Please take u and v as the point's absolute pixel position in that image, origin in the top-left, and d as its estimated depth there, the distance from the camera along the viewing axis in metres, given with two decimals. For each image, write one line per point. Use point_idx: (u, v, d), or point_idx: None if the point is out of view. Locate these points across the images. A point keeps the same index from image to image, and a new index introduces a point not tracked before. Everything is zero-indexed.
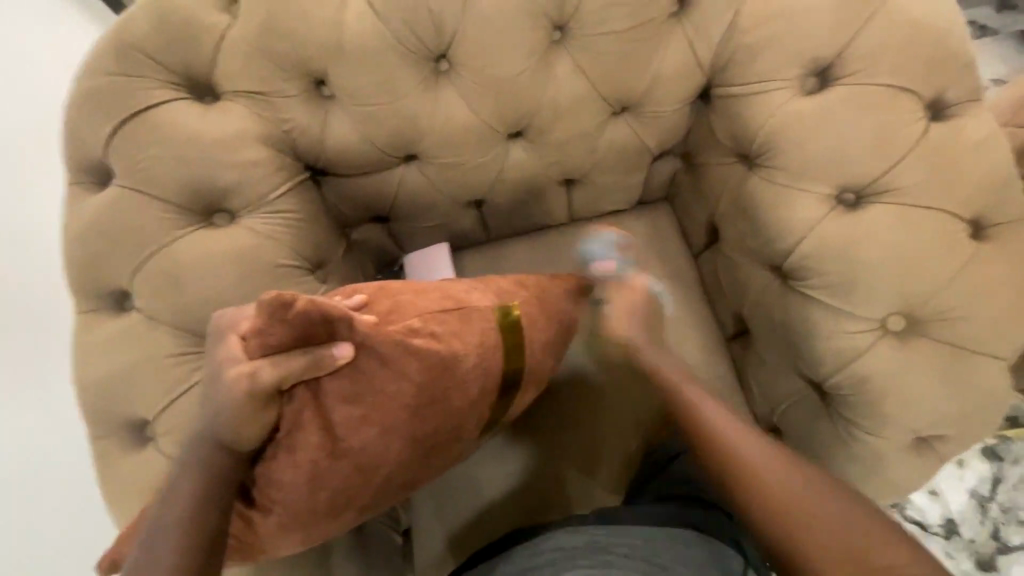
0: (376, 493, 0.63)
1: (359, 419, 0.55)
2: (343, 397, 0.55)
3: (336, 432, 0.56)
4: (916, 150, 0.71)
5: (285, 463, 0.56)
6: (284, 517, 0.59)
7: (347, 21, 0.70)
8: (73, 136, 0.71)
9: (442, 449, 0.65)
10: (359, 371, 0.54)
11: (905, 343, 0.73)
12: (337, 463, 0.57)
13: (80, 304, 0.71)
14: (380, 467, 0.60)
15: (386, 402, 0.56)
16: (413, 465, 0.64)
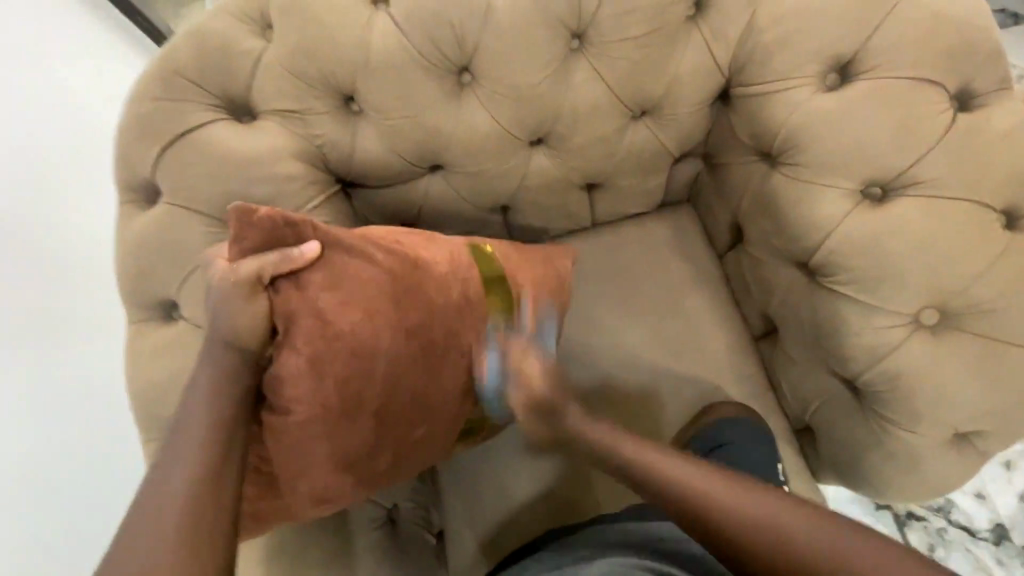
0: (387, 398, 0.63)
1: (346, 301, 0.58)
2: (327, 284, 0.57)
3: (328, 319, 0.57)
4: (943, 142, 0.70)
5: (285, 360, 0.57)
6: (299, 422, 0.58)
7: (373, 40, 0.73)
8: (123, 158, 0.76)
9: (443, 357, 0.66)
10: (329, 261, 0.58)
11: (938, 337, 0.72)
12: (337, 349, 0.57)
13: (131, 315, 0.76)
14: (380, 362, 0.60)
15: (365, 288, 0.59)
16: (421, 372, 0.64)
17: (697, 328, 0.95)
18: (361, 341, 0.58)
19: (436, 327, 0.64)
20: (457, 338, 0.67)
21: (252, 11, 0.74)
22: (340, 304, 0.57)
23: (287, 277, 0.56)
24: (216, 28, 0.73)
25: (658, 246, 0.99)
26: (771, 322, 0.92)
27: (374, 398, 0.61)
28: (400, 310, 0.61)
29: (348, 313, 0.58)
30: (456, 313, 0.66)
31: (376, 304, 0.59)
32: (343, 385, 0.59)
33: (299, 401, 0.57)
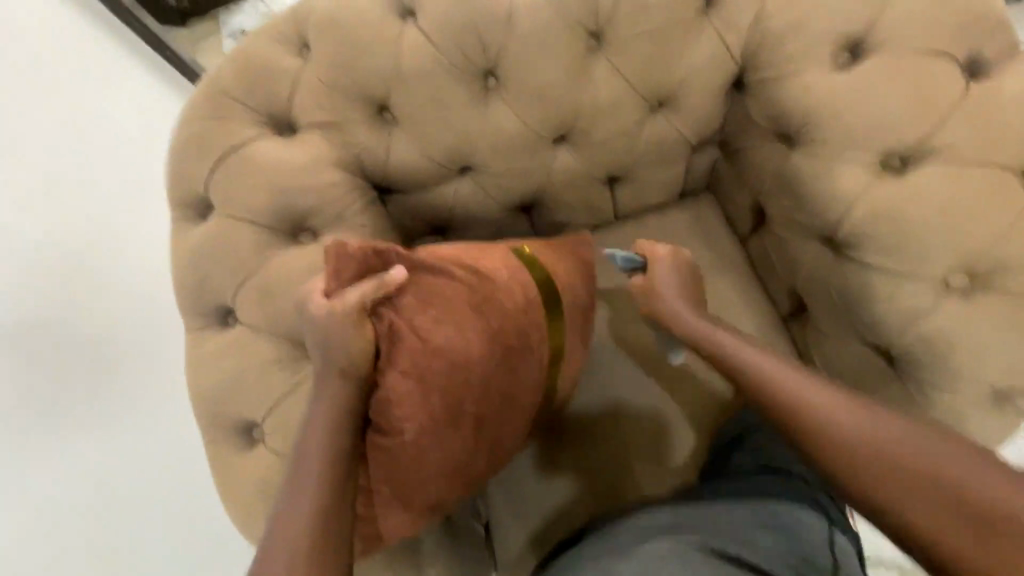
0: (483, 400, 0.70)
1: (438, 317, 0.65)
2: (420, 304, 0.65)
3: (425, 334, 0.64)
4: (957, 110, 0.73)
5: (394, 378, 0.64)
6: (409, 431, 0.65)
7: (404, 50, 0.78)
8: (177, 177, 0.81)
9: (521, 355, 0.72)
10: (418, 282, 0.67)
11: (970, 298, 0.74)
12: (435, 363, 0.64)
13: (189, 323, 0.81)
14: (472, 373, 0.67)
15: (450, 302, 0.67)
16: (503, 381, 0.71)
17: (726, 310, 0.97)
18: (455, 354, 0.65)
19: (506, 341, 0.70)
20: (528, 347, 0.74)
21: (291, 33, 0.79)
22: (430, 324, 0.65)
23: (388, 303, 0.65)
24: (260, 51, 0.79)
25: (682, 234, 1.02)
26: (798, 300, 0.94)
27: (468, 408, 0.68)
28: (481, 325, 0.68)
29: (439, 329, 0.65)
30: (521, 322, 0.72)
31: (461, 316, 0.67)
32: (442, 399, 0.66)
33: (408, 414, 0.65)
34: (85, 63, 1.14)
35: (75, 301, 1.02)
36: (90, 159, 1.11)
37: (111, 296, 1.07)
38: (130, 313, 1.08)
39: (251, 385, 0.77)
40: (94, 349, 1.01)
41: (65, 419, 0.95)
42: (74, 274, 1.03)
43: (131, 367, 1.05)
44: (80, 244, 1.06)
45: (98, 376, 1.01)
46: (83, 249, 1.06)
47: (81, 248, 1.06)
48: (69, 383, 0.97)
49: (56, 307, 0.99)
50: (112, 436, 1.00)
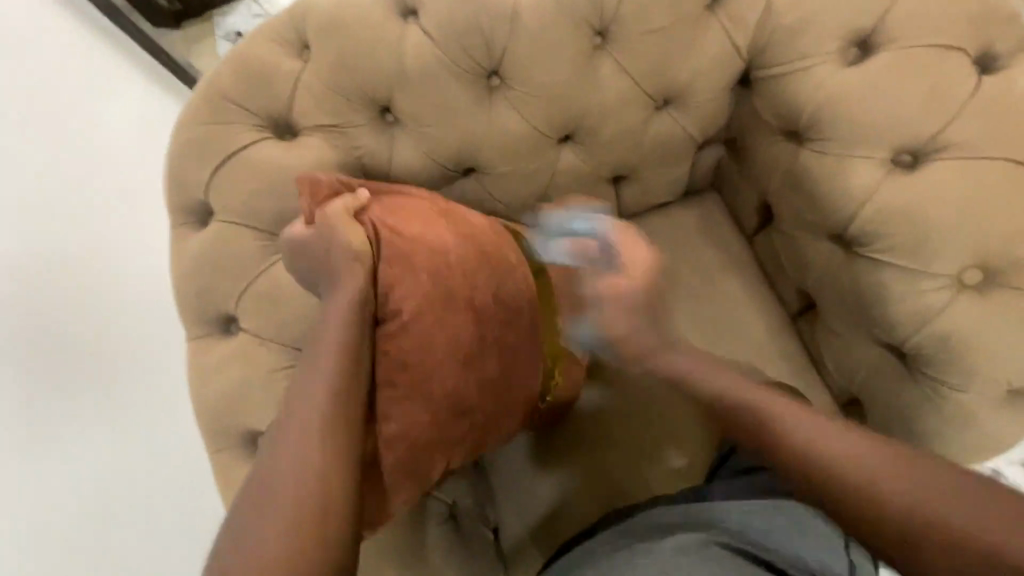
0: (479, 285, 0.70)
1: (411, 218, 0.70)
2: (390, 212, 0.70)
3: (401, 228, 0.69)
4: (969, 106, 0.72)
5: (390, 270, 0.66)
6: (414, 310, 0.66)
7: (407, 50, 0.76)
8: (175, 181, 0.79)
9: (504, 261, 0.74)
10: (386, 200, 0.72)
11: (984, 296, 0.73)
12: (417, 249, 0.68)
13: (191, 332, 0.79)
14: (455, 263, 0.69)
15: (422, 211, 0.72)
16: (497, 316, 0.71)
17: (734, 310, 0.96)
18: (439, 265, 0.68)
19: (490, 249, 0.74)
20: (518, 301, 0.74)
21: (291, 34, 0.78)
22: (413, 239, 0.68)
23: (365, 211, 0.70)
24: (259, 52, 0.77)
25: (689, 233, 1.01)
26: (807, 297, 0.93)
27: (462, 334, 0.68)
28: (464, 247, 0.71)
29: (413, 225, 0.70)
30: (494, 237, 0.76)
31: (434, 220, 0.72)
32: (430, 309, 0.67)
33: (407, 298, 0.66)
34: (69, 68, 1.11)
35: (64, 304, 0.98)
36: (85, 166, 1.09)
37: (102, 301, 1.04)
38: (122, 315, 1.05)
39: (256, 393, 0.75)
40: (82, 360, 0.97)
41: (60, 426, 0.93)
42: (64, 279, 1.00)
43: (124, 374, 1.02)
44: (67, 249, 1.03)
45: (90, 383, 0.97)
46: (73, 255, 1.03)
47: (71, 254, 1.03)
48: (63, 390, 0.94)
49: (44, 311, 0.95)
50: (104, 445, 0.97)
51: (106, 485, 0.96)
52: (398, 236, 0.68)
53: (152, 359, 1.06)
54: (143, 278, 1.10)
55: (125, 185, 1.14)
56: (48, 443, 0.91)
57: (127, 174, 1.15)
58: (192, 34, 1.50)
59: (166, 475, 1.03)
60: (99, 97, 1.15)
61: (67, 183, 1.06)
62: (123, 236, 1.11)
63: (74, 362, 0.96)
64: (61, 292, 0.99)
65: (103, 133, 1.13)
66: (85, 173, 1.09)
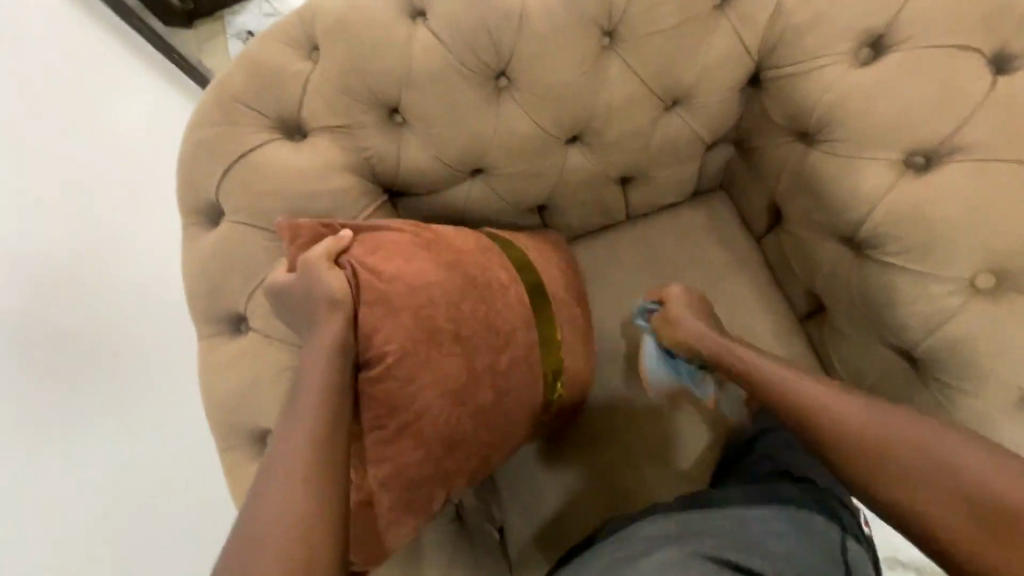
0: (463, 319, 0.70)
1: (387, 255, 0.69)
2: (366, 251, 0.69)
3: (377, 268, 0.67)
4: (984, 107, 0.71)
5: (373, 313, 0.66)
6: (397, 353, 0.66)
7: (415, 52, 0.77)
8: (187, 181, 0.80)
9: (489, 288, 0.73)
10: (363, 237, 0.71)
11: (997, 300, 0.72)
12: (395, 288, 0.67)
13: (201, 331, 0.80)
14: (437, 296, 0.69)
15: (399, 244, 0.71)
16: (488, 347, 0.71)
17: (742, 311, 0.96)
18: (420, 301, 0.68)
19: (473, 276, 0.73)
20: (511, 328, 0.74)
21: (299, 35, 0.78)
22: (395, 275, 0.68)
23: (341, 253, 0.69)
24: (269, 54, 0.78)
25: (697, 234, 1.00)
26: (816, 300, 0.93)
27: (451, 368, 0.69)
28: (449, 279, 0.70)
29: (388, 263, 0.68)
30: (480, 261, 0.75)
31: (411, 253, 0.70)
32: (413, 345, 0.67)
33: (390, 340, 0.66)
34: (75, 69, 1.10)
35: (71, 305, 0.98)
36: (89, 168, 1.09)
37: (108, 303, 1.05)
38: (128, 317, 1.07)
39: (265, 392, 0.76)
40: (89, 359, 0.98)
41: (66, 426, 0.92)
42: (69, 280, 0.99)
43: (128, 371, 1.03)
44: (70, 249, 1.01)
45: (97, 382, 0.98)
46: (76, 256, 1.02)
47: (74, 254, 1.02)
48: (71, 389, 0.94)
49: (51, 312, 0.95)
50: (111, 444, 0.97)
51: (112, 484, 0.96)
52: (374, 277, 0.67)
53: (153, 356, 1.09)
54: (139, 275, 1.12)
55: (129, 184, 1.15)
56: (56, 443, 0.90)
57: (133, 179, 1.16)
58: (204, 33, 1.52)
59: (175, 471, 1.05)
60: (105, 100, 1.15)
61: (69, 184, 1.04)
62: (125, 234, 1.12)
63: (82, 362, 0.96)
64: (68, 293, 0.98)
65: (108, 137, 1.14)
66: (91, 175, 1.09)
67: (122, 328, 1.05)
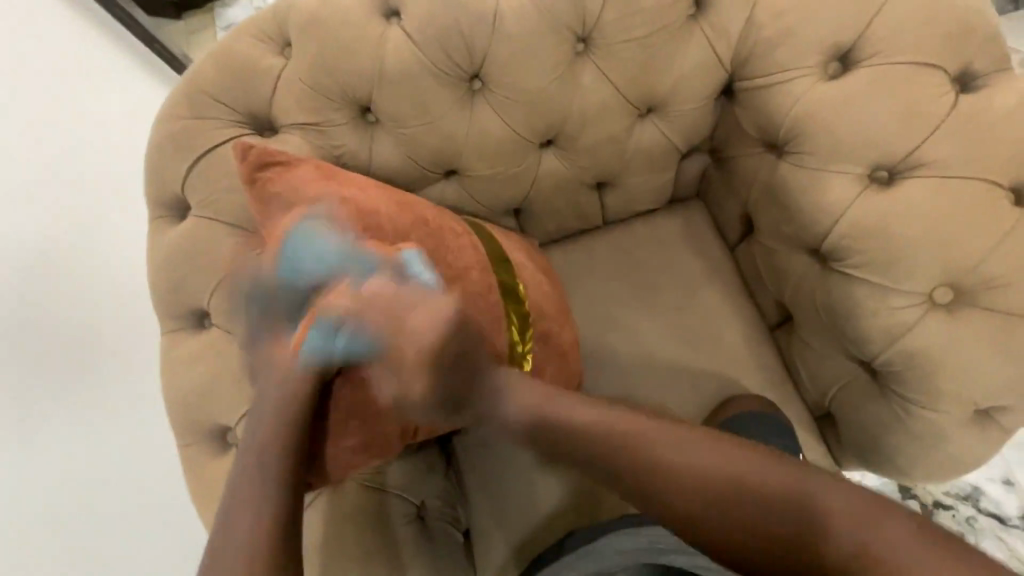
0: (412, 263, 0.69)
1: (337, 183, 0.71)
2: (320, 176, 0.71)
3: (329, 189, 0.70)
4: (945, 125, 0.72)
5: (315, 226, 0.67)
6: (334, 266, 0.65)
7: (388, 51, 0.76)
8: (154, 174, 0.80)
9: (442, 243, 0.72)
10: (322, 165, 0.73)
11: (953, 315, 0.73)
12: (344, 207, 0.68)
13: (165, 325, 0.80)
14: (383, 223, 0.69)
15: (358, 183, 0.72)
16: (435, 277, 0.70)
17: (712, 319, 0.97)
18: (368, 227, 0.68)
19: (429, 231, 0.72)
20: (465, 267, 0.72)
21: (273, 31, 0.78)
22: (339, 200, 0.69)
23: (285, 176, 0.70)
24: (241, 49, 0.78)
25: (671, 241, 1.01)
26: (785, 310, 0.94)
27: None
28: (398, 216, 0.71)
29: (343, 188, 0.70)
30: (436, 219, 0.74)
31: (369, 189, 0.72)
32: None
33: (330, 250, 0.66)
34: (51, 59, 1.06)
35: (54, 308, 0.96)
36: (70, 168, 1.06)
37: (94, 304, 1.04)
38: (114, 320, 1.07)
39: (226, 390, 0.75)
40: (90, 347, 1.00)
41: (46, 424, 0.90)
42: (55, 277, 0.98)
43: (128, 348, 1.08)
44: (53, 250, 0.99)
45: (81, 378, 0.97)
46: (57, 251, 1.00)
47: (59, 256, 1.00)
48: (54, 387, 0.93)
49: (34, 304, 0.93)
50: (91, 443, 0.96)
51: (87, 484, 0.94)
52: (326, 200, 0.69)
53: (145, 337, 1.12)
54: (130, 257, 1.14)
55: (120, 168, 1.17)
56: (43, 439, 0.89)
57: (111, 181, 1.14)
58: (194, 24, 1.53)
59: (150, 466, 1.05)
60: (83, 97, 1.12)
61: (47, 185, 1.01)
62: (118, 216, 1.14)
63: (68, 361, 0.96)
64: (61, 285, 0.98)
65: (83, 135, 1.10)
66: (73, 176, 1.06)
67: (119, 317, 1.08)
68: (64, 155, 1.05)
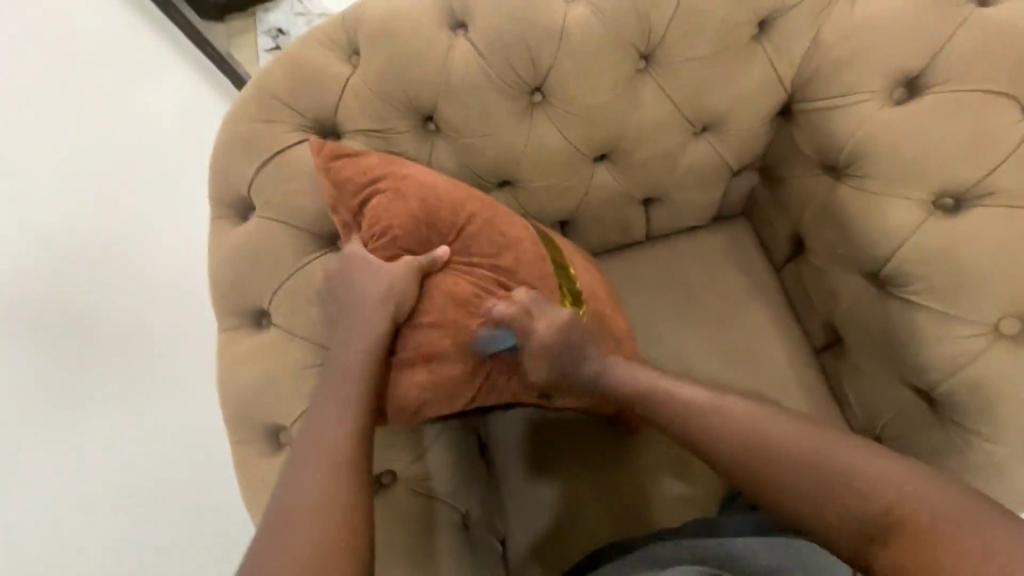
0: (469, 235, 0.71)
1: (397, 162, 0.74)
2: (382, 156, 0.74)
3: (390, 165, 0.73)
4: (1014, 155, 0.71)
5: (380, 198, 0.71)
6: (400, 234, 0.70)
7: (454, 63, 0.78)
8: (220, 174, 0.81)
9: (497, 216, 0.74)
10: (382, 152, 0.76)
11: (1020, 346, 0.72)
12: (404, 180, 0.71)
13: (222, 323, 0.81)
14: (442, 195, 0.72)
15: (416, 164, 0.76)
16: (490, 244, 0.72)
17: (757, 339, 0.96)
18: (428, 193, 0.71)
19: (484, 204, 0.74)
20: (519, 238, 0.73)
21: (341, 39, 0.80)
22: (400, 174, 0.72)
23: (348, 156, 0.73)
24: (310, 56, 0.80)
25: (718, 258, 1.01)
26: (834, 333, 0.93)
27: (453, 250, 0.71)
28: (454, 188, 0.73)
29: (403, 164, 0.74)
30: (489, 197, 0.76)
31: (427, 169, 0.76)
32: (417, 225, 0.70)
33: (395, 219, 0.70)
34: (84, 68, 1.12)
35: (72, 307, 1.00)
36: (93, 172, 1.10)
37: (120, 307, 1.07)
38: (151, 325, 1.11)
39: (283, 389, 0.76)
40: (120, 345, 1.05)
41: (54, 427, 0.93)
42: (80, 275, 1.03)
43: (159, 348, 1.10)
44: (79, 250, 1.04)
45: (113, 374, 1.02)
46: (84, 251, 1.05)
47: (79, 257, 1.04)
48: (68, 382, 0.96)
49: (56, 303, 0.98)
50: (122, 439, 1.01)
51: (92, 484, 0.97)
52: (387, 173, 0.72)
53: (181, 340, 1.14)
54: (169, 259, 1.18)
55: (161, 170, 1.21)
56: (53, 426, 0.93)
57: (153, 189, 1.19)
58: (236, 28, 1.57)
59: (180, 456, 1.09)
60: (118, 107, 1.16)
61: (61, 190, 1.04)
62: (153, 218, 1.17)
63: (93, 356, 1.00)
64: (85, 282, 1.03)
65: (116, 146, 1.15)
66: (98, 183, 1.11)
67: (152, 318, 1.11)
68: (97, 158, 1.11)
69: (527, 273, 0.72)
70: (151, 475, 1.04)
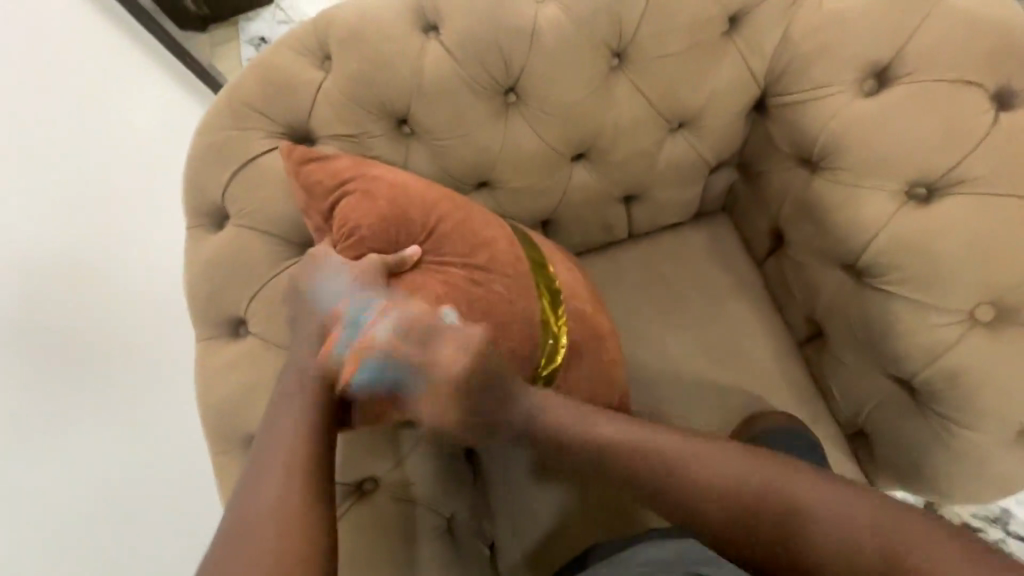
0: (440, 235, 0.71)
1: (368, 164, 0.74)
2: (353, 159, 0.74)
3: (361, 167, 0.73)
4: (986, 143, 0.71)
5: (349, 199, 0.70)
6: (369, 233, 0.69)
7: (426, 66, 0.78)
8: (194, 182, 0.81)
9: (468, 217, 0.74)
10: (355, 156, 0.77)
11: (996, 333, 0.72)
12: (375, 181, 0.72)
13: (200, 332, 0.80)
14: (414, 196, 0.72)
15: (388, 167, 0.76)
16: (463, 243, 0.72)
17: (740, 333, 0.96)
18: (399, 195, 0.71)
19: (456, 206, 0.74)
20: (493, 238, 0.73)
21: (312, 44, 0.79)
22: (371, 175, 0.72)
23: (319, 158, 0.73)
24: (281, 63, 0.79)
25: (699, 254, 1.01)
26: (816, 325, 0.93)
27: (422, 249, 0.70)
28: (426, 190, 0.74)
29: (374, 166, 0.74)
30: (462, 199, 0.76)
31: (399, 170, 0.76)
32: (387, 225, 0.70)
33: (364, 218, 0.69)
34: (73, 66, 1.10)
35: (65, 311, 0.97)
36: (79, 174, 1.07)
37: (108, 314, 1.04)
38: (140, 327, 1.09)
39: (261, 398, 0.76)
40: (110, 348, 1.03)
41: (49, 435, 0.90)
42: (72, 279, 1.00)
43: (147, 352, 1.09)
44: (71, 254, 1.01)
45: (103, 378, 1.00)
46: (74, 253, 1.01)
47: (66, 259, 1.00)
48: (61, 390, 0.93)
49: (49, 308, 0.94)
50: (115, 444, 0.99)
51: (87, 492, 0.94)
52: (358, 175, 0.72)
53: (170, 344, 1.13)
54: (154, 262, 1.16)
55: (146, 172, 1.20)
56: (45, 433, 0.90)
57: (139, 191, 1.18)
58: (218, 37, 1.56)
59: (166, 463, 1.07)
60: (105, 110, 1.15)
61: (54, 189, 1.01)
62: (140, 219, 1.16)
63: (84, 362, 0.98)
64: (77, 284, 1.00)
65: (104, 146, 1.13)
66: (85, 186, 1.07)
67: (140, 322, 1.10)
68: (87, 158, 1.09)
69: (500, 273, 0.72)
70: (142, 483, 1.02)
